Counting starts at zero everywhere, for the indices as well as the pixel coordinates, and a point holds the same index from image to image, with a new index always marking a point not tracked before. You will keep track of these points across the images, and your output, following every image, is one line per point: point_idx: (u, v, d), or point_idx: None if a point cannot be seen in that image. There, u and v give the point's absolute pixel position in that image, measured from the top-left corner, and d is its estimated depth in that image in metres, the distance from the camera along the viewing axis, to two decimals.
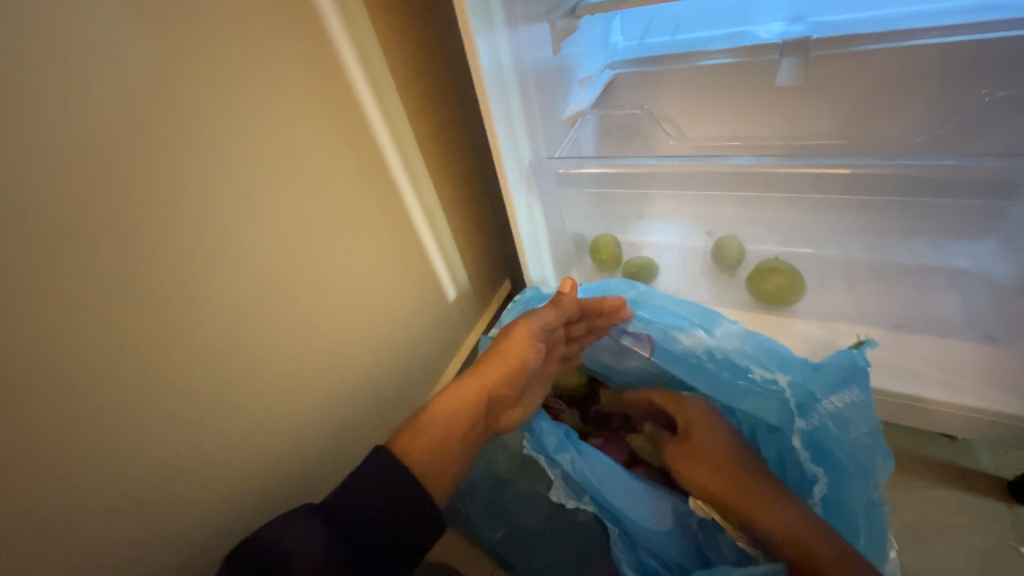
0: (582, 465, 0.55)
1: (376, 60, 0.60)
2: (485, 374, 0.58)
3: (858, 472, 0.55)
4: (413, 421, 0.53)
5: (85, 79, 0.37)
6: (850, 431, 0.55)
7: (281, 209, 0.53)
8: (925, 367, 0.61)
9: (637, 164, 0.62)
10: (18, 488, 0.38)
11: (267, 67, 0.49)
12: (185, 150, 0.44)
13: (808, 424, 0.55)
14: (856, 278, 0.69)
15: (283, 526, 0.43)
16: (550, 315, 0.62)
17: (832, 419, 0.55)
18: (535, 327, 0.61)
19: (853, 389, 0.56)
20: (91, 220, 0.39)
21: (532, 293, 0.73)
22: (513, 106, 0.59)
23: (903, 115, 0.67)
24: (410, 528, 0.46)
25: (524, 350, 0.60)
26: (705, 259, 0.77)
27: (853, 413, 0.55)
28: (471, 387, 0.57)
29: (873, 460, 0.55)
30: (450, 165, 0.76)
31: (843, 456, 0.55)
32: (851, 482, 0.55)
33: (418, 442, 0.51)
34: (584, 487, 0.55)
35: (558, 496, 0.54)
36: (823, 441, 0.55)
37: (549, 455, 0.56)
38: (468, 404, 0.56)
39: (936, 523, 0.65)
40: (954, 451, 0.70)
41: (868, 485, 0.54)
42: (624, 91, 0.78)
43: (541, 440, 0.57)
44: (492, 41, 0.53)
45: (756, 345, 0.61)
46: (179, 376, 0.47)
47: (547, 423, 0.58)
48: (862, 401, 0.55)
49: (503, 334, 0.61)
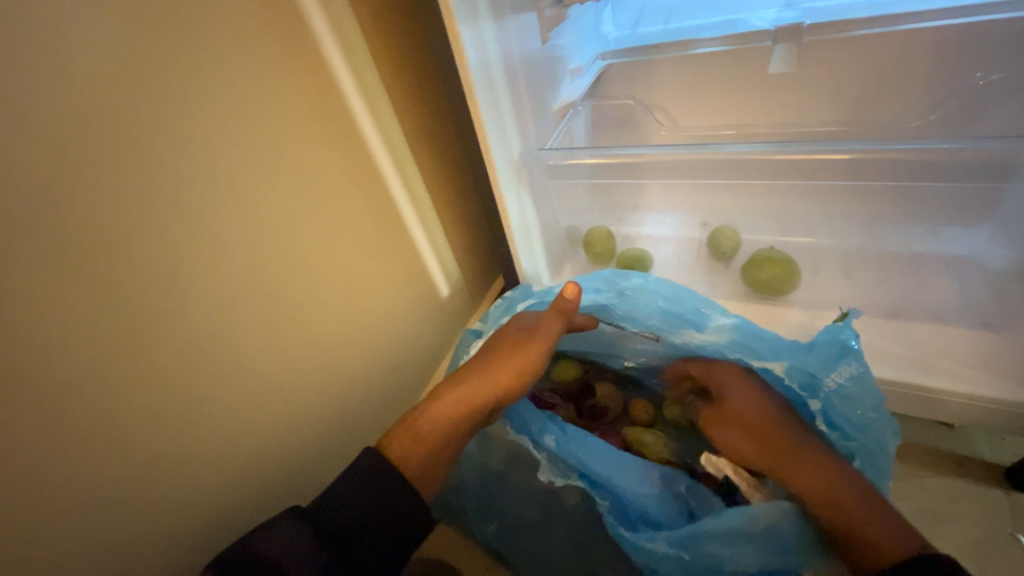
0: (564, 442, 0.56)
1: (361, 52, 0.59)
2: (495, 380, 0.57)
3: (879, 447, 0.54)
4: (410, 422, 0.53)
5: (54, 73, 0.36)
6: (855, 406, 0.55)
7: (266, 205, 0.52)
8: (922, 354, 0.61)
9: (629, 154, 0.62)
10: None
11: (247, 59, 0.48)
12: (162, 144, 0.43)
13: (818, 404, 0.56)
14: (851, 266, 0.69)
15: (269, 531, 0.42)
16: (555, 324, 0.62)
17: (839, 395, 0.55)
18: (544, 336, 0.61)
19: (851, 361, 0.55)
20: (65, 220, 0.38)
21: (518, 294, 0.72)
22: (501, 97, 0.58)
23: (898, 100, 0.66)
24: (403, 528, 0.46)
25: (537, 360, 0.59)
26: (700, 249, 0.76)
27: (856, 386, 0.55)
28: (477, 390, 0.56)
29: (883, 433, 0.54)
30: (439, 159, 0.75)
31: (860, 433, 0.54)
32: (874, 459, 0.54)
33: (415, 445, 0.51)
34: (572, 466, 0.55)
35: (545, 475, 0.55)
36: (836, 420, 0.55)
37: (535, 439, 0.58)
38: (472, 411, 0.55)
39: (934, 511, 0.65)
40: (952, 439, 0.70)
41: (883, 458, 0.54)
42: (616, 81, 0.77)
43: (524, 424, 0.59)
44: (478, 33, 0.52)
45: (748, 334, 0.60)
46: (163, 378, 0.46)
47: (530, 409, 0.60)
48: (862, 373, 0.55)
49: (512, 343, 0.60)
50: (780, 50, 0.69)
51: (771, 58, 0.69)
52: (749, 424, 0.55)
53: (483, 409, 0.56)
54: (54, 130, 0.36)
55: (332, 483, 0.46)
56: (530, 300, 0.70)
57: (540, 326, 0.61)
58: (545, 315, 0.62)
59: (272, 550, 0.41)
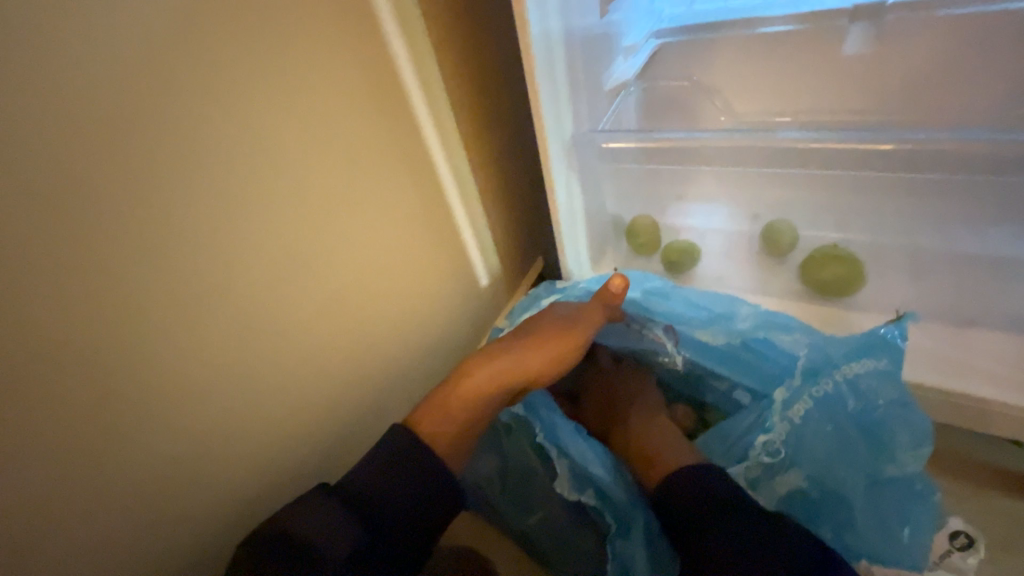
0: (590, 456, 0.56)
1: (413, 23, 0.57)
2: (530, 363, 0.55)
3: (876, 450, 0.51)
4: (433, 395, 0.52)
5: (113, 34, 0.35)
6: (870, 401, 0.52)
7: (310, 179, 0.50)
8: (1002, 368, 0.56)
9: (684, 138, 0.58)
10: (39, 465, 0.36)
11: (301, 24, 0.46)
12: (213, 110, 0.41)
13: (821, 390, 0.52)
14: (920, 268, 0.64)
15: (293, 507, 0.42)
16: (596, 315, 0.59)
17: (850, 386, 0.52)
18: (586, 327, 0.58)
19: (880, 358, 0.52)
20: (119, 187, 0.37)
21: (543, 288, 0.71)
22: (559, 74, 0.55)
23: (991, 88, 0.59)
24: (429, 509, 0.45)
25: (576, 351, 0.57)
26: (752, 244, 0.72)
27: (875, 380, 0.52)
28: (510, 372, 0.55)
29: (899, 435, 0.50)
30: (485, 138, 0.73)
31: (857, 428, 0.51)
32: (855, 455, 0.51)
33: (440, 420, 0.50)
34: (591, 481, 0.55)
35: (563, 489, 0.54)
36: (833, 410, 0.52)
37: (559, 445, 0.57)
38: (503, 388, 0.54)
39: (996, 534, 0.61)
40: (1021, 460, 0.65)
41: (892, 461, 0.50)
42: (671, 60, 0.73)
43: (552, 429, 0.59)
44: (542, 2, 0.49)
45: (773, 322, 0.61)
46: (208, 351, 0.45)
47: (559, 419, 0.59)
48: (887, 370, 0.52)
49: (549, 327, 0.58)
50: (857, 30, 0.64)
51: (846, 37, 0.64)
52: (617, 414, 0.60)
53: (512, 390, 0.55)
54: (109, 93, 0.35)
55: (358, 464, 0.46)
56: (555, 296, 0.69)
57: (581, 316, 0.59)
58: (590, 304, 0.60)
59: (300, 522, 0.41)
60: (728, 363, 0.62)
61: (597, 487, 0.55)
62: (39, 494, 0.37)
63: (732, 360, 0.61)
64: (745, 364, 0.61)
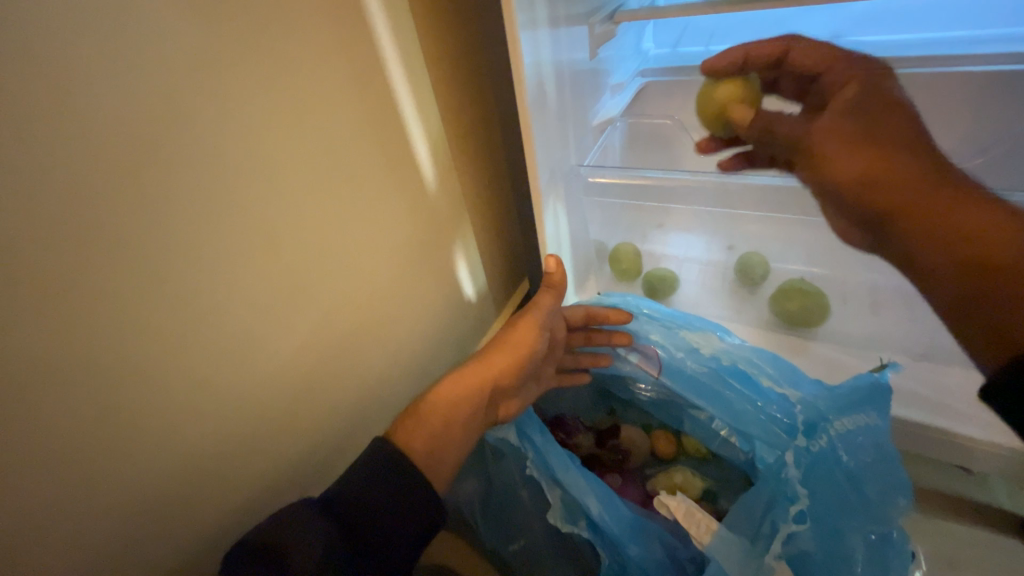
0: (587, 491, 0.55)
1: (413, 57, 0.60)
2: (495, 361, 0.58)
3: (866, 506, 0.54)
4: (412, 411, 0.54)
5: (129, 62, 0.36)
6: (859, 453, 0.55)
7: (309, 200, 0.52)
8: (946, 399, 0.61)
9: (658, 177, 0.63)
10: (21, 478, 0.36)
11: (308, 55, 0.49)
12: (218, 133, 0.43)
13: (816, 446, 0.55)
14: (880, 302, 0.68)
15: (282, 522, 0.43)
16: (548, 302, 0.62)
17: (842, 442, 0.55)
18: (538, 315, 0.61)
19: (869, 412, 0.56)
20: (122, 206, 0.38)
21: None
22: (549, 104, 0.59)
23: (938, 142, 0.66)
24: (413, 519, 0.46)
25: (532, 341, 0.60)
26: (727, 273, 0.76)
27: (866, 437, 0.55)
28: (475, 373, 0.57)
29: (885, 492, 0.54)
30: (476, 163, 0.76)
31: (852, 485, 0.54)
32: (851, 510, 0.54)
33: (417, 432, 0.52)
34: (582, 512, 0.56)
35: (554, 518, 0.54)
36: (828, 466, 0.55)
37: (553, 477, 0.57)
38: (474, 391, 0.56)
39: (948, 557, 0.65)
40: (969, 484, 0.70)
41: (883, 520, 0.53)
42: (655, 98, 0.76)
43: (545, 459, 0.58)
44: (536, 40, 0.53)
45: (762, 354, 0.64)
46: (199, 367, 0.45)
47: (553, 448, 0.58)
48: (876, 425, 0.55)
49: (510, 325, 0.62)
50: None
51: None
52: (862, 159, 0.48)
53: (484, 393, 0.57)
54: (120, 117, 0.37)
55: (343, 475, 0.47)
56: None
57: (533, 307, 0.62)
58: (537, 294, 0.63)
59: (290, 549, 0.41)
60: (708, 397, 0.63)
61: (590, 520, 0.55)
62: (19, 512, 0.36)
63: (712, 393, 0.63)
64: (727, 400, 0.62)
